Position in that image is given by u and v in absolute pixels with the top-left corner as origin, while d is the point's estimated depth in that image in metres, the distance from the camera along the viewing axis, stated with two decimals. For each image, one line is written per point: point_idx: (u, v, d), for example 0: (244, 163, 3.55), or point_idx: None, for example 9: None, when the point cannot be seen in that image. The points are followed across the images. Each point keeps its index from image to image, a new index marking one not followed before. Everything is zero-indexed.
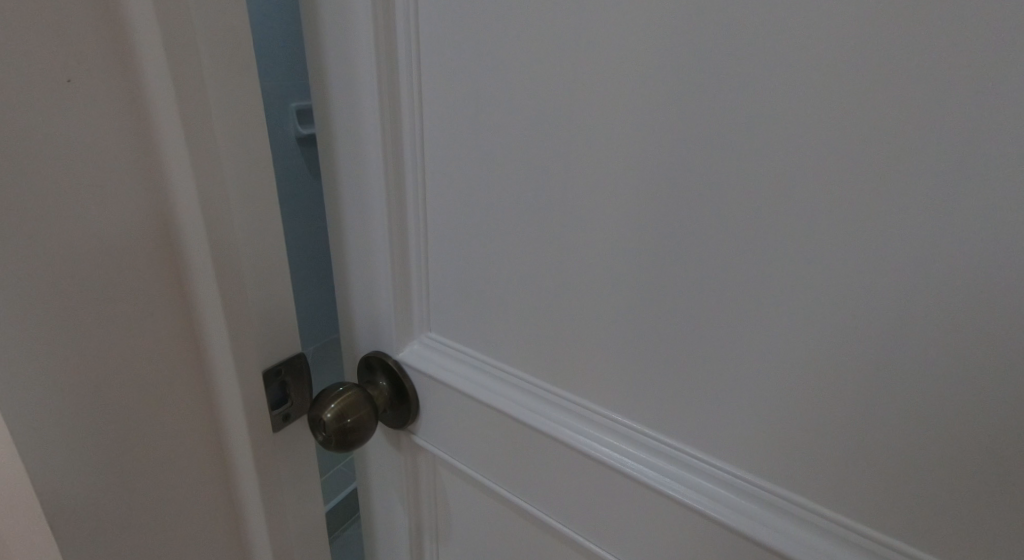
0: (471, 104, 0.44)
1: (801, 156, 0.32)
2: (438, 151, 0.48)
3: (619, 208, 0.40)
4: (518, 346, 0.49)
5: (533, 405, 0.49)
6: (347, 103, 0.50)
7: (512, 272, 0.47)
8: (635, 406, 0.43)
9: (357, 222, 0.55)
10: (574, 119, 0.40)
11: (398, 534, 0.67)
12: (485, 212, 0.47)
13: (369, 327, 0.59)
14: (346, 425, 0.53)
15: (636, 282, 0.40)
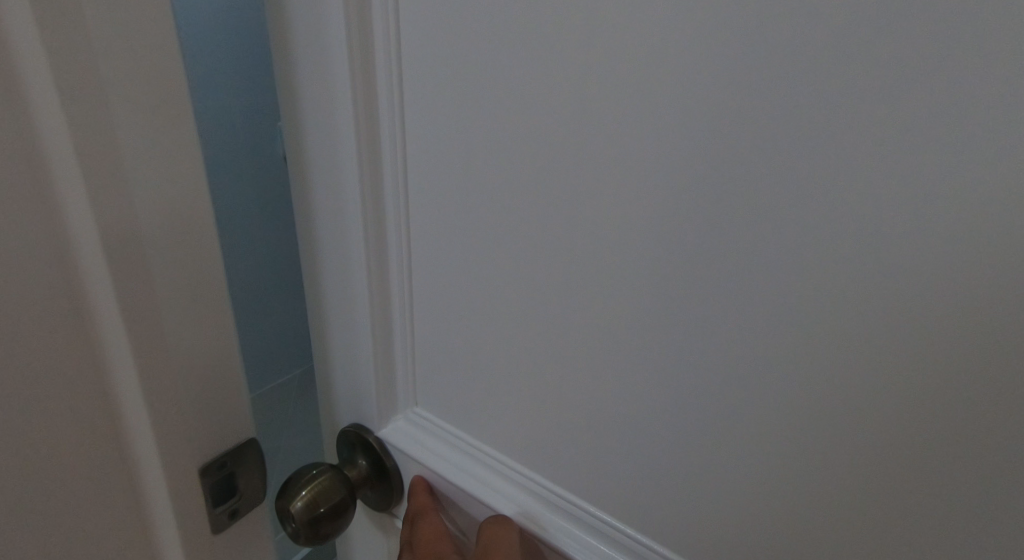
0: (458, 172, 0.43)
1: (742, 205, 0.32)
2: (422, 218, 0.47)
3: (605, 290, 0.38)
4: (498, 426, 0.49)
5: (510, 494, 0.49)
6: (329, 163, 0.49)
7: (478, 328, 0.47)
8: (609, 493, 0.43)
9: (338, 279, 0.53)
10: (564, 193, 0.38)
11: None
12: (471, 288, 0.46)
13: (353, 383, 0.57)
14: (317, 513, 0.53)
15: (621, 363, 0.39)
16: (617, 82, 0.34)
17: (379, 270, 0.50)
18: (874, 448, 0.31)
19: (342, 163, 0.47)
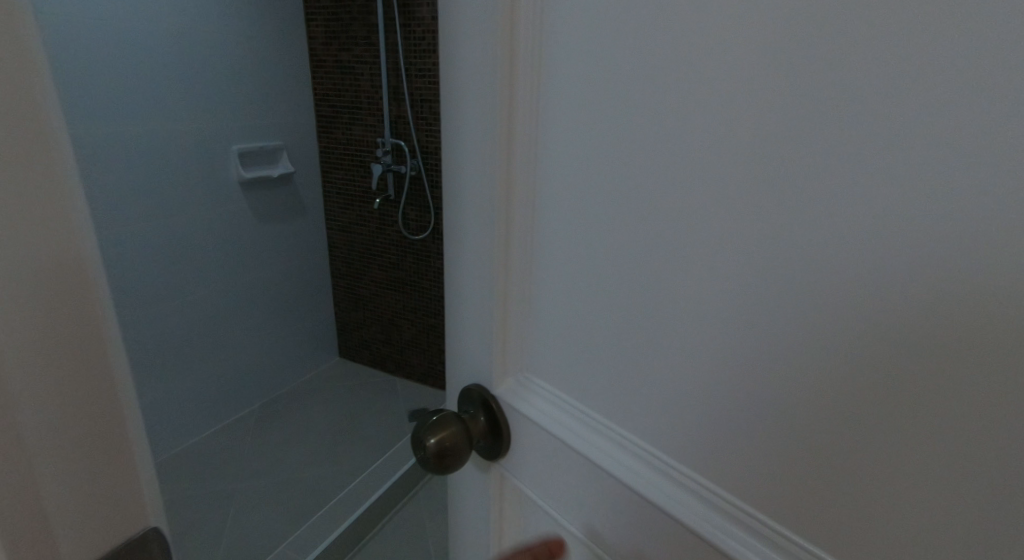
0: (596, 73, 0.39)
1: (734, 98, 0.32)
2: (548, 132, 0.43)
3: (712, 197, 0.34)
4: (600, 377, 0.44)
5: (614, 456, 0.44)
6: (476, 70, 0.45)
7: (621, 245, 0.40)
8: (700, 452, 0.38)
9: (467, 203, 0.50)
10: (687, 79, 0.34)
11: (476, 541, 0.63)
12: (584, 220, 0.42)
13: (474, 330, 0.54)
14: (444, 455, 0.51)
15: (726, 277, 0.35)
16: None
17: (502, 191, 0.47)
18: (863, 338, 0.30)
19: (482, 77, 0.45)
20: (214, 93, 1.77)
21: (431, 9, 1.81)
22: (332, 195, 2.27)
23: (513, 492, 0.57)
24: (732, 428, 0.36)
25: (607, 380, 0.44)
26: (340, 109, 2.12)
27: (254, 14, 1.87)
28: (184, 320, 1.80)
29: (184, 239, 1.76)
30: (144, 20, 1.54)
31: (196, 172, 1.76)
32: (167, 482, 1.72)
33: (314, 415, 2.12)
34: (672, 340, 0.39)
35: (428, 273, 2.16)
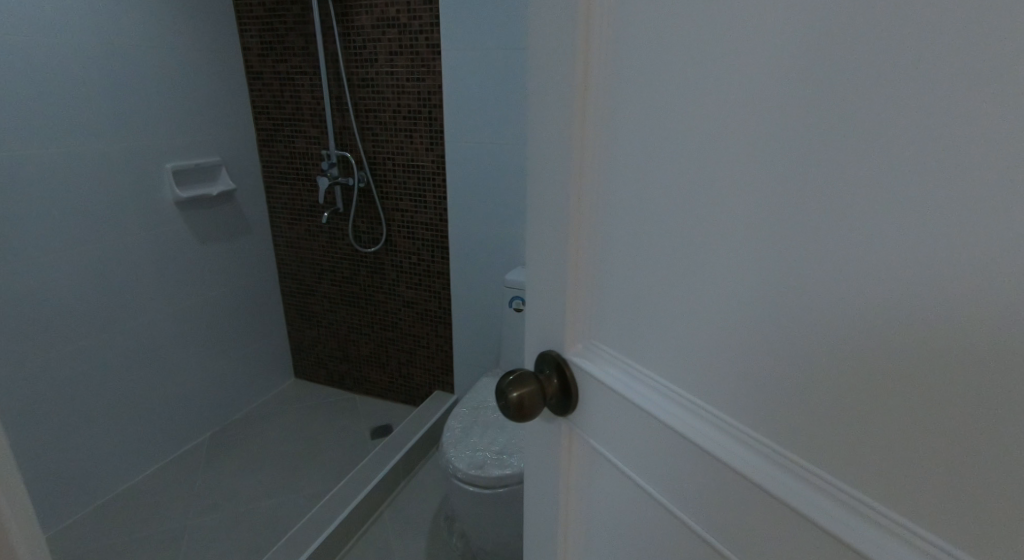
0: (653, 40, 0.41)
1: (765, 57, 0.35)
2: (610, 100, 0.46)
3: (751, 149, 0.37)
4: (653, 333, 0.46)
5: (674, 411, 0.45)
6: (560, 43, 0.48)
7: (670, 201, 0.42)
8: (743, 402, 0.40)
9: (548, 171, 0.53)
10: (726, 40, 0.37)
11: (545, 506, 0.65)
12: (642, 178, 0.44)
13: (551, 296, 0.57)
14: (520, 405, 0.55)
15: (762, 226, 0.37)
16: None
17: (577, 157, 0.50)
18: (873, 273, 0.32)
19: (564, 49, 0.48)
20: (141, 111, 1.69)
21: (370, 17, 1.77)
22: (277, 210, 2.19)
23: (580, 453, 0.58)
24: (746, 359, 0.39)
25: (653, 332, 0.46)
26: (281, 122, 2.05)
27: (182, 28, 1.80)
28: (121, 350, 1.71)
29: (117, 265, 1.67)
30: (57, 38, 1.46)
31: (127, 194, 1.67)
32: (111, 523, 1.63)
33: (270, 440, 2.04)
34: (697, 283, 0.42)
35: (383, 286, 2.10)
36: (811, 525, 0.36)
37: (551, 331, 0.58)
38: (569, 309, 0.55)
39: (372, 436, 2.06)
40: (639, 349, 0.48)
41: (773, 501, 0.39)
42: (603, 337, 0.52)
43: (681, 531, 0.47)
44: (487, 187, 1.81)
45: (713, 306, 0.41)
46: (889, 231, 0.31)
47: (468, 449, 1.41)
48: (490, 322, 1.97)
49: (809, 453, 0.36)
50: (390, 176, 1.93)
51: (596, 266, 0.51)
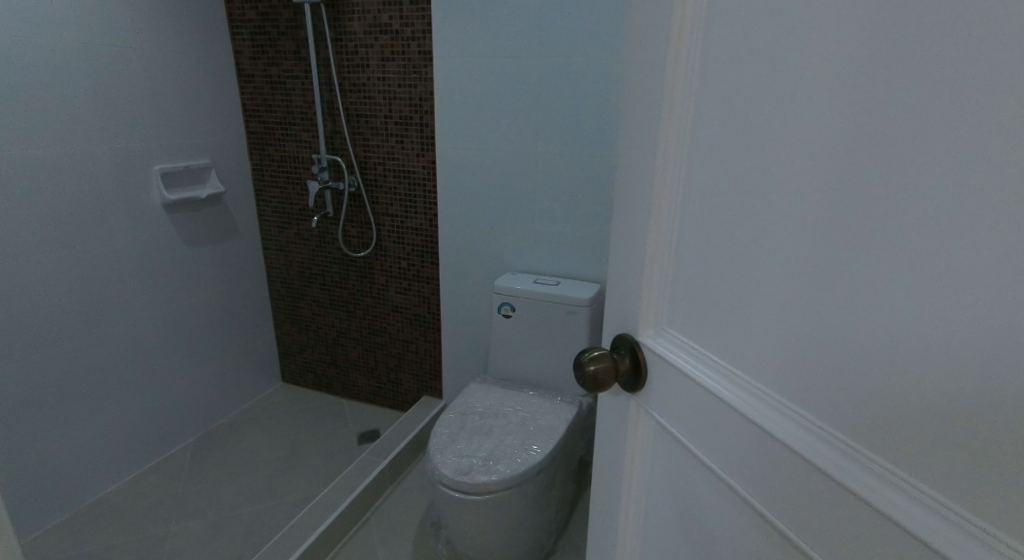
0: (734, 65, 0.48)
1: (827, 85, 0.41)
2: (695, 114, 0.53)
3: (811, 161, 0.43)
4: (722, 321, 0.52)
5: (737, 391, 0.51)
6: (656, 65, 0.56)
7: (743, 201, 0.49)
8: (796, 383, 0.45)
9: (640, 174, 0.60)
10: (795, 68, 0.43)
11: (614, 474, 0.71)
12: (721, 181, 0.51)
13: (631, 283, 0.64)
14: (595, 376, 0.64)
15: (818, 227, 0.43)
16: None
17: (664, 162, 0.57)
18: (903, 270, 0.37)
19: (659, 70, 0.55)
20: (130, 112, 1.68)
21: (362, 23, 1.77)
22: (267, 213, 2.18)
23: (647, 425, 0.65)
24: (792, 337, 0.45)
25: (717, 315, 0.53)
26: (272, 125, 2.05)
27: (172, 29, 1.79)
28: (106, 353, 1.70)
29: (102, 267, 1.66)
30: (46, 37, 1.45)
31: (114, 195, 1.66)
32: (93, 528, 1.61)
33: (256, 444, 2.03)
34: (754, 270, 0.48)
35: (372, 290, 2.10)
36: (841, 489, 0.41)
37: (629, 316, 0.65)
38: (645, 296, 0.62)
39: (360, 441, 2.05)
40: (706, 334, 0.54)
41: (809, 466, 0.44)
42: (675, 322, 0.59)
43: (733, 500, 0.52)
44: (478, 193, 1.82)
45: (769, 290, 0.47)
46: (920, 233, 0.36)
47: (454, 454, 1.41)
48: (480, 327, 1.98)
49: (853, 433, 0.41)
50: (381, 180, 1.93)
51: (674, 260, 0.57)
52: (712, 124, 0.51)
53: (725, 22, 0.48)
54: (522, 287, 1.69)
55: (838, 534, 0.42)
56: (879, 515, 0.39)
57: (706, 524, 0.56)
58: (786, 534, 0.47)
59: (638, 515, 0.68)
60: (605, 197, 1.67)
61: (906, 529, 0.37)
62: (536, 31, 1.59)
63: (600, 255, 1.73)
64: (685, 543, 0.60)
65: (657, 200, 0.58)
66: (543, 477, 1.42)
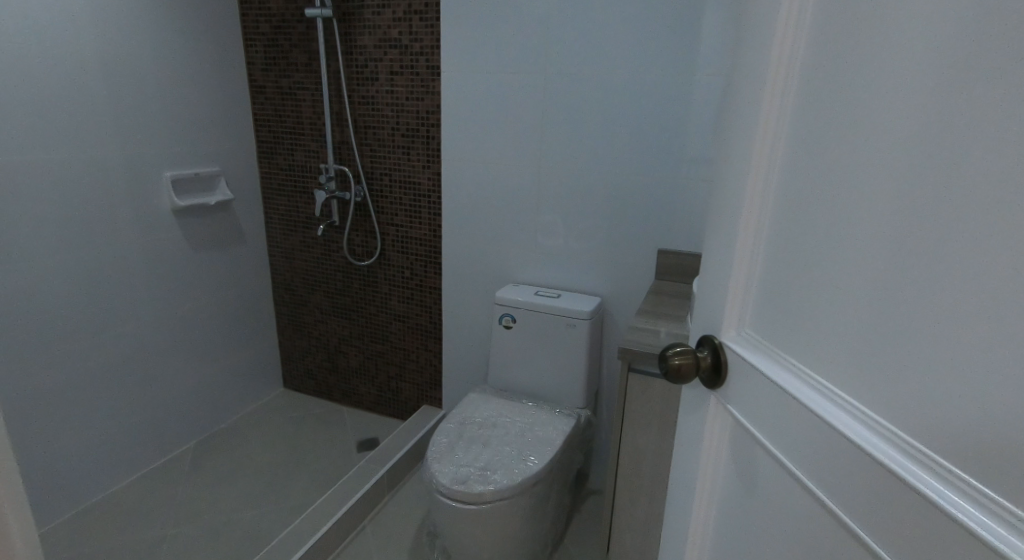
0: (819, 97, 0.54)
1: (896, 118, 0.46)
2: (784, 139, 0.59)
3: (879, 183, 0.48)
4: (795, 325, 0.57)
5: (801, 385, 0.55)
6: (753, 95, 0.62)
7: (820, 218, 0.54)
8: (856, 380, 0.50)
9: (734, 191, 0.67)
10: (870, 101, 0.48)
11: (690, 468, 0.76)
12: (802, 200, 0.56)
13: (720, 289, 0.70)
14: (677, 367, 0.70)
15: (883, 241, 0.47)
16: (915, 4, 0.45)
17: (755, 181, 0.63)
18: (953, 281, 0.42)
19: (757, 98, 0.62)
20: (143, 119, 1.72)
21: (372, 38, 1.81)
22: (274, 221, 2.21)
23: (722, 420, 0.69)
24: (856, 337, 0.50)
25: (793, 317, 0.58)
26: (281, 135, 2.09)
27: (187, 40, 1.83)
28: (117, 350, 1.74)
29: (110, 270, 1.69)
30: (63, 45, 1.49)
31: (124, 200, 1.70)
32: (92, 529, 1.63)
33: (256, 449, 2.04)
34: (827, 277, 0.53)
35: (375, 299, 2.12)
36: (889, 478, 0.45)
37: (716, 319, 0.71)
38: (731, 297, 0.68)
39: (359, 449, 2.07)
40: (782, 337, 0.59)
41: (855, 451, 0.48)
42: (756, 324, 0.64)
43: (797, 490, 0.56)
44: (482, 205, 1.84)
45: (840, 295, 0.52)
46: (969, 248, 0.41)
47: (452, 464, 1.42)
48: (481, 338, 2.00)
49: (900, 423, 0.45)
50: (386, 191, 1.96)
51: (759, 269, 0.63)
52: (798, 144, 0.57)
53: (814, 56, 0.54)
54: (524, 298, 1.71)
55: (877, 515, 0.46)
56: (921, 501, 0.42)
57: (772, 513, 0.60)
58: (842, 521, 0.50)
59: (710, 505, 0.72)
60: (607, 212, 1.69)
61: (936, 507, 0.41)
62: (542, 48, 1.62)
63: (601, 268, 1.75)
64: (750, 531, 0.63)
65: (748, 210, 0.64)
66: (539, 489, 1.43)
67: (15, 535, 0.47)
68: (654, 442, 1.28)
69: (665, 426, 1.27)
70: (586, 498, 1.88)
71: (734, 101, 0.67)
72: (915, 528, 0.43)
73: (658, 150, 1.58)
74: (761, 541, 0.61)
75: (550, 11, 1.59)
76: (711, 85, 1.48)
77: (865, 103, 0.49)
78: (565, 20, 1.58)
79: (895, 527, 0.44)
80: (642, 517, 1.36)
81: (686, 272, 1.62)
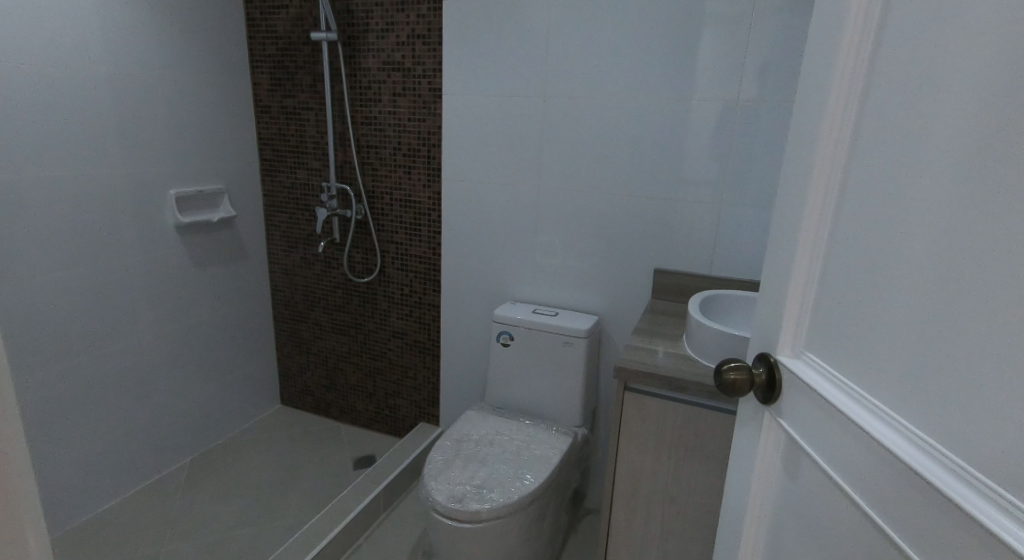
0: (873, 136, 0.58)
1: (943, 158, 0.51)
2: (841, 174, 0.63)
3: (928, 217, 0.52)
4: (846, 345, 0.61)
5: (849, 401, 0.59)
6: (814, 132, 0.67)
7: (871, 247, 0.58)
8: (900, 399, 0.54)
9: (793, 219, 0.71)
10: (918, 141, 0.53)
11: (745, 480, 0.79)
12: (855, 230, 0.61)
13: (775, 310, 0.74)
14: (732, 381, 0.75)
15: (927, 271, 0.52)
16: (959, 56, 0.49)
17: (813, 211, 0.67)
18: (992, 310, 0.46)
19: (818, 135, 0.66)
20: (149, 137, 1.75)
21: (376, 61, 1.85)
22: (275, 238, 2.23)
23: (775, 433, 0.73)
24: (904, 355, 0.54)
25: (847, 335, 0.61)
26: (284, 153, 2.12)
27: (194, 60, 1.87)
28: (126, 362, 1.77)
29: (114, 284, 1.71)
30: (72, 64, 1.53)
31: (129, 216, 1.72)
32: (86, 544, 1.62)
33: (254, 466, 2.04)
34: (878, 299, 0.57)
35: (374, 315, 2.13)
36: (929, 488, 0.49)
37: (772, 338, 0.75)
38: (787, 316, 0.71)
39: (355, 466, 2.06)
40: (833, 357, 0.63)
41: (898, 464, 0.52)
42: (811, 343, 0.68)
43: (843, 502, 0.60)
44: (482, 224, 1.87)
45: (889, 316, 0.56)
46: (1006, 278, 0.45)
47: (448, 482, 1.42)
48: (479, 356, 2.00)
49: (938, 437, 0.49)
50: (387, 210, 1.99)
51: (814, 293, 0.67)
52: (856, 174, 0.61)
53: (872, 98, 0.59)
54: (521, 316, 1.73)
55: (919, 523, 0.50)
56: (955, 508, 0.46)
57: (819, 523, 0.63)
58: (883, 530, 0.54)
59: (762, 515, 0.76)
60: (605, 232, 1.71)
61: (968, 514, 0.45)
62: (541, 71, 1.66)
63: (599, 287, 1.77)
64: (799, 539, 0.67)
65: (807, 233, 0.68)
66: (535, 507, 1.43)
67: (28, 532, 0.48)
68: (650, 461, 1.29)
69: (660, 444, 1.27)
70: (583, 518, 1.88)
71: (796, 129, 0.71)
72: (950, 533, 0.47)
73: (655, 172, 1.61)
74: (809, 549, 0.65)
75: (549, 36, 1.63)
76: (706, 109, 1.51)
77: (918, 138, 0.53)
78: (562, 47, 1.62)
79: (932, 532, 0.49)
80: (637, 537, 1.36)
81: (681, 292, 1.64)
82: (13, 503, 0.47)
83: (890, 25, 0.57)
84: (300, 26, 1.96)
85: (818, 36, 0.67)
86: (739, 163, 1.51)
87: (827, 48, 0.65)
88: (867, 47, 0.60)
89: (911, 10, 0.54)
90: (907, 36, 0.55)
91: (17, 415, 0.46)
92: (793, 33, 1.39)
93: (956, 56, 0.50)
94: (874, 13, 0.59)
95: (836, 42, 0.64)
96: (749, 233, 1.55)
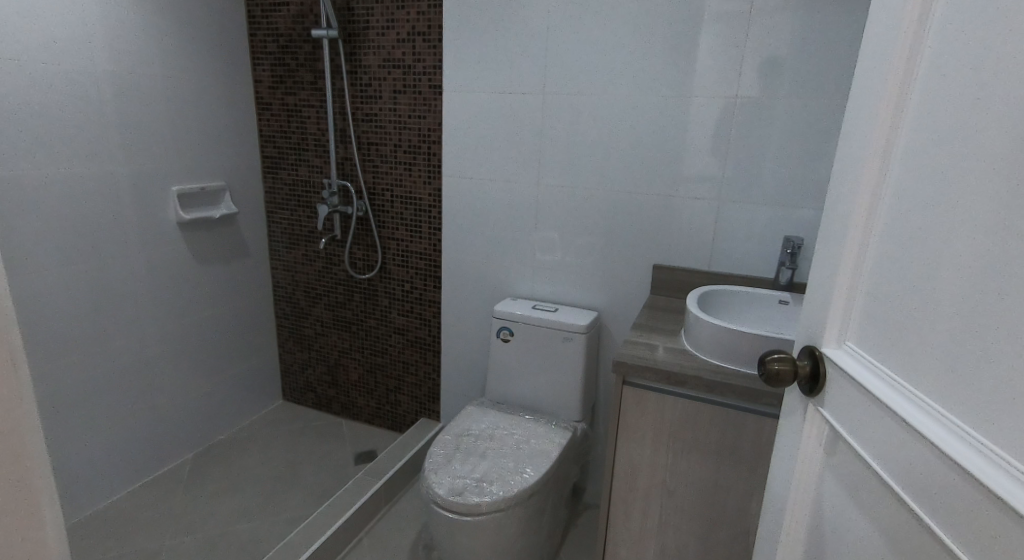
0: (921, 140, 0.60)
1: (984, 159, 0.52)
2: (892, 175, 0.64)
3: (968, 217, 0.54)
4: (888, 340, 0.63)
5: (888, 392, 0.61)
6: (865, 134, 0.68)
7: (915, 245, 0.60)
8: (938, 392, 0.55)
9: (843, 216, 0.72)
10: (965, 144, 0.55)
11: (788, 471, 0.81)
12: (900, 230, 0.62)
13: (822, 302, 0.75)
14: (776, 370, 0.76)
15: (967, 269, 0.53)
16: (1004, 63, 0.51)
17: (862, 209, 0.69)
18: None
19: (870, 136, 0.67)
20: (149, 134, 1.76)
21: (377, 58, 1.86)
22: (276, 235, 2.25)
23: (817, 424, 0.75)
24: (945, 350, 0.55)
25: (890, 330, 0.63)
26: (286, 150, 2.13)
27: (195, 57, 1.88)
28: (128, 358, 1.79)
29: (117, 280, 1.72)
30: (70, 61, 1.53)
31: (129, 213, 1.73)
32: (93, 538, 1.64)
33: (257, 460, 2.06)
34: (923, 292, 0.58)
35: (376, 311, 2.14)
36: (963, 475, 0.51)
37: (816, 332, 0.76)
38: (834, 309, 0.72)
39: (355, 462, 2.08)
40: (875, 353, 0.65)
41: (934, 452, 0.54)
42: (858, 336, 0.69)
43: (882, 491, 0.61)
44: (482, 221, 1.88)
45: (933, 308, 0.57)
46: None
47: (448, 476, 1.44)
48: (478, 353, 2.02)
49: (973, 426, 0.51)
50: (388, 206, 2.00)
51: (861, 290, 0.68)
52: (907, 170, 0.62)
53: (924, 101, 0.60)
54: (521, 312, 1.74)
55: (949, 507, 0.52)
56: (987, 494, 0.48)
57: (859, 513, 0.65)
58: (916, 515, 0.56)
59: (803, 503, 0.77)
60: (604, 228, 1.73)
61: (999, 499, 0.47)
62: (541, 69, 1.67)
63: (603, 284, 1.78)
64: (839, 527, 0.69)
65: (856, 225, 0.69)
66: (534, 501, 1.44)
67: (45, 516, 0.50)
68: (647, 455, 1.30)
69: (658, 438, 1.29)
70: (582, 512, 1.90)
71: (850, 122, 0.72)
72: (981, 514, 0.49)
73: (655, 170, 1.62)
74: (848, 537, 0.67)
75: (549, 35, 1.64)
76: (705, 107, 1.52)
77: (966, 134, 0.54)
78: (561, 45, 1.63)
79: (964, 513, 0.51)
80: (636, 531, 1.37)
81: (681, 288, 1.66)
82: (33, 483, 0.49)
83: (945, 26, 0.58)
84: (301, 24, 1.97)
85: (875, 32, 0.68)
86: (738, 162, 1.53)
87: (883, 43, 0.66)
88: (926, 42, 0.60)
89: (968, 6, 0.55)
90: (960, 37, 0.56)
91: (28, 368, 0.48)
92: (792, 32, 1.40)
93: (1001, 62, 0.51)
94: (929, 22, 0.60)
95: (893, 38, 0.65)
96: (748, 230, 1.56)
